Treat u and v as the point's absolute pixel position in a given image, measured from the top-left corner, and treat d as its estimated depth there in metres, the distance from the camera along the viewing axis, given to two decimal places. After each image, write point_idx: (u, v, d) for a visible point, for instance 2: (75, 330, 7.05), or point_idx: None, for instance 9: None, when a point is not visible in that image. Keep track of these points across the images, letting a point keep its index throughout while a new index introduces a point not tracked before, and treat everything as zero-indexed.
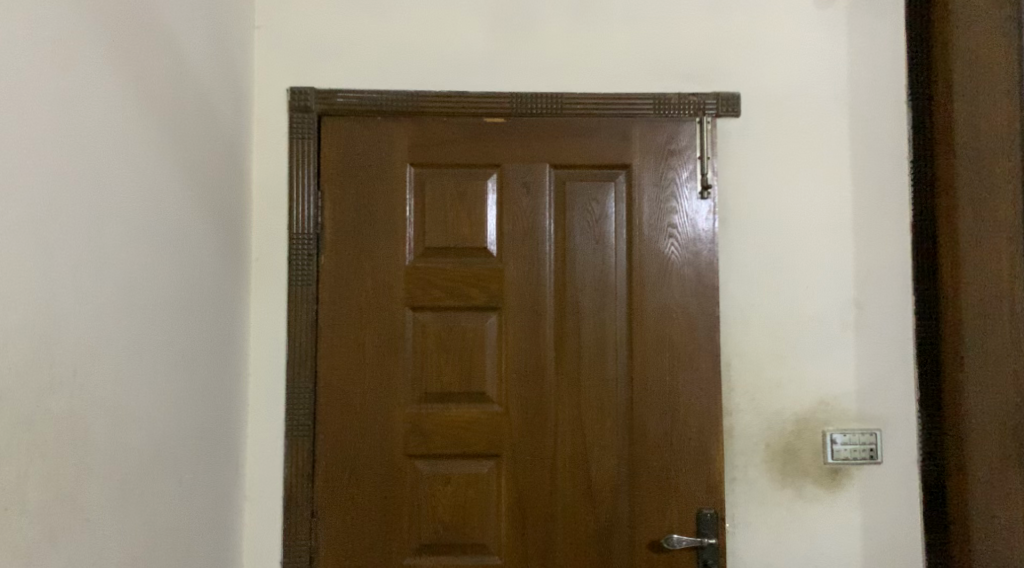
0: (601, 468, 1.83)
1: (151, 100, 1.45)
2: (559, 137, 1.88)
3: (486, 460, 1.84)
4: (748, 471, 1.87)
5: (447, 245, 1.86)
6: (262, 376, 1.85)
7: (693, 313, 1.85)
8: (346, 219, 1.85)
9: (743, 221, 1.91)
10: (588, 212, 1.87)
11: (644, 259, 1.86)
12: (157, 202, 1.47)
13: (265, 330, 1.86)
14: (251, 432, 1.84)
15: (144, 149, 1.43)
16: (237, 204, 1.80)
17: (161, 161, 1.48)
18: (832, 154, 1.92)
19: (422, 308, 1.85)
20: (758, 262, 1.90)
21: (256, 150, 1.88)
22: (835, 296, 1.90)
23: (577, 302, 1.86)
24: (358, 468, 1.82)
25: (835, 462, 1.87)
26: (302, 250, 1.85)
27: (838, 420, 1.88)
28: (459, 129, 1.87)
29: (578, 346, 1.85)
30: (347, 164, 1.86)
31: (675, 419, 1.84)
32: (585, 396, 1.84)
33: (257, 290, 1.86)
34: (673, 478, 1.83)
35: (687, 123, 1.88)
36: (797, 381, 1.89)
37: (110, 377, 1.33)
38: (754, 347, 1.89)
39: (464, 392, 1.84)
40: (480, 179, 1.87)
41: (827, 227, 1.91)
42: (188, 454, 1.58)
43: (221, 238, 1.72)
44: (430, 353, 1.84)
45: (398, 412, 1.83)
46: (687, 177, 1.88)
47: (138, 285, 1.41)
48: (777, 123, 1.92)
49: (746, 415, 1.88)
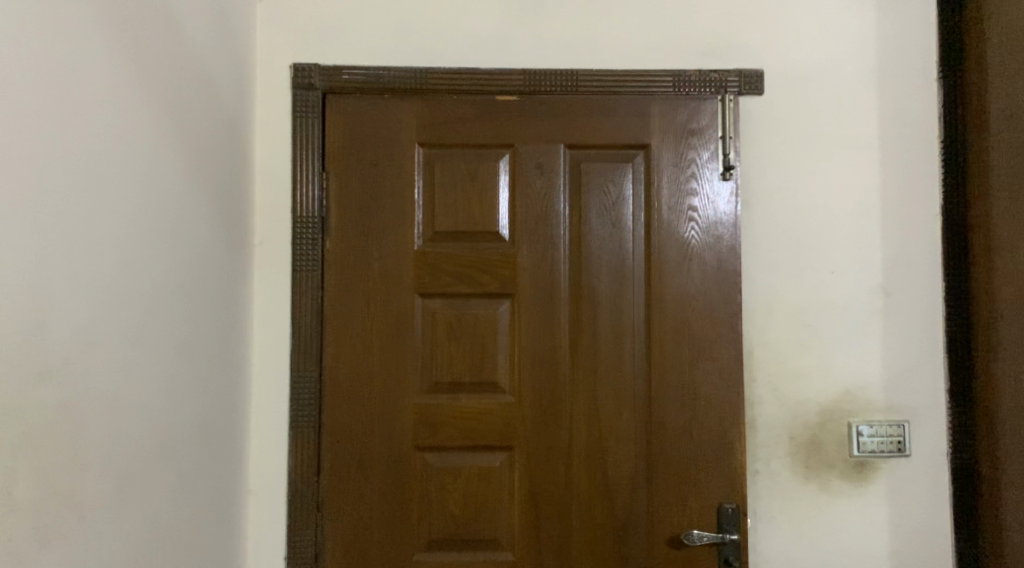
0: (618, 461, 1.77)
1: (148, 76, 1.37)
2: (575, 117, 1.80)
3: (498, 453, 1.77)
4: (771, 463, 1.80)
5: (457, 229, 1.78)
6: (265, 365, 1.78)
7: (713, 299, 1.78)
8: (353, 202, 1.78)
9: (766, 204, 1.83)
10: (605, 194, 1.80)
11: (663, 245, 1.78)
12: (155, 183, 1.40)
13: (269, 318, 1.79)
14: (254, 422, 1.77)
15: (141, 128, 1.36)
16: (239, 186, 1.73)
17: (158, 141, 1.40)
18: (860, 134, 1.84)
19: (431, 294, 1.78)
20: (781, 247, 1.82)
21: (259, 130, 1.80)
22: (861, 282, 1.82)
23: (593, 289, 1.78)
24: (365, 461, 1.75)
25: (861, 455, 1.79)
26: (307, 234, 1.78)
27: (864, 410, 1.81)
28: (470, 107, 1.79)
29: (594, 335, 1.78)
30: (354, 145, 1.78)
31: (695, 412, 1.77)
32: (602, 386, 1.77)
33: (260, 277, 1.79)
34: (693, 471, 1.76)
35: (708, 101, 1.80)
36: (821, 372, 1.81)
37: (104, 367, 1.26)
38: (777, 336, 1.81)
39: (475, 382, 1.77)
40: (492, 160, 1.79)
41: (854, 210, 1.83)
42: (189, 446, 1.51)
43: (223, 222, 1.65)
44: (440, 341, 1.77)
45: (408, 403, 1.76)
46: (708, 158, 1.80)
47: (135, 270, 1.34)
48: (803, 101, 1.84)
49: (769, 407, 1.81)
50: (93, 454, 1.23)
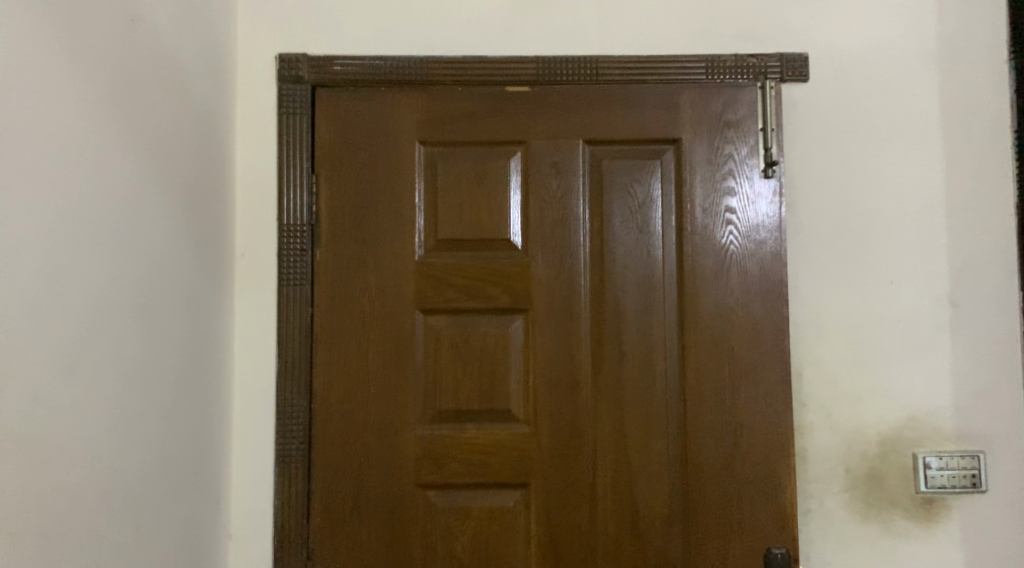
0: (649, 500, 1.55)
1: (91, 60, 1.18)
2: (596, 109, 1.60)
3: (512, 491, 1.56)
4: (825, 501, 1.57)
5: (463, 237, 1.58)
6: (248, 393, 1.58)
7: (755, 314, 1.56)
8: (346, 208, 1.58)
9: (814, 204, 1.61)
10: (630, 196, 1.59)
11: (697, 252, 1.57)
12: (102, 185, 1.20)
13: (251, 340, 1.59)
14: (235, 458, 1.57)
15: (83, 118, 1.16)
16: (216, 192, 1.53)
17: (102, 138, 1.20)
18: (920, 125, 1.61)
19: (434, 311, 1.57)
20: (833, 254, 1.60)
21: (240, 129, 1.61)
22: (925, 292, 1.59)
23: (618, 304, 1.57)
24: (361, 500, 1.54)
25: (929, 492, 1.56)
26: (295, 244, 1.58)
27: (931, 440, 1.57)
28: (476, 100, 1.60)
29: (619, 356, 1.56)
30: (348, 143, 1.58)
31: (736, 443, 1.55)
32: (629, 413, 1.56)
33: (243, 292, 1.59)
34: (735, 511, 1.54)
35: (746, 89, 1.59)
36: (880, 395, 1.58)
37: (24, 402, 1.05)
38: (828, 355, 1.59)
39: (486, 410, 1.56)
40: (501, 159, 1.59)
41: (915, 211, 1.60)
42: (151, 488, 1.31)
43: (195, 232, 1.46)
44: (445, 363, 1.56)
45: (408, 435, 1.55)
46: (747, 153, 1.59)
47: (70, 286, 1.14)
48: (853, 88, 1.62)
49: (821, 436, 1.58)
50: (9, 508, 1.03)
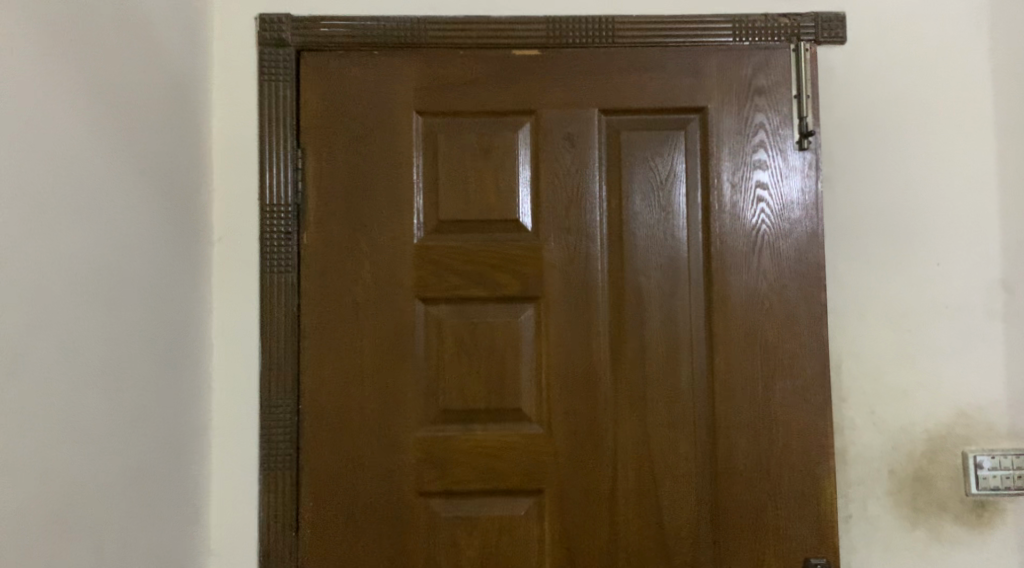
0: (676, 507, 1.40)
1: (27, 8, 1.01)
2: (613, 74, 1.44)
3: (524, 499, 1.40)
4: (868, 506, 1.43)
5: (467, 217, 1.42)
6: (229, 394, 1.41)
7: (791, 300, 1.41)
8: (336, 186, 1.42)
9: (853, 180, 1.46)
10: (652, 171, 1.43)
11: (726, 233, 1.42)
12: (45, 155, 1.04)
13: (231, 335, 1.42)
14: (214, 465, 1.40)
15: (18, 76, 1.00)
16: (190, 168, 1.36)
17: (48, 102, 1.04)
18: (970, 91, 1.46)
19: (436, 300, 1.41)
20: (874, 234, 1.45)
21: (217, 98, 1.44)
22: (976, 275, 1.45)
23: (639, 291, 1.42)
24: (356, 512, 1.39)
25: (981, 494, 1.42)
26: (279, 226, 1.42)
27: (983, 436, 1.43)
28: (479, 64, 1.44)
29: (642, 348, 1.41)
30: (337, 114, 1.42)
31: (771, 444, 1.40)
32: (653, 412, 1.41)
33: (220, 281, 1.42)
34: (770, 518, 1.40)
35: (778, 52, 1.44)
36: (928, 389, 1.44)
37: None
38: (870, 345, 1.44)
39: (494, 410, 1.41)
40: (509, 131, 1.43)
41: (964, 186, 1.45)
42: (117, 503, 1.15)
43: (165, 211, 1.29)
44: (449, 358, 1.41)
45: (408, 438, 1.40)
46: (779, 123, 1.43)
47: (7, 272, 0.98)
48: (894, 51, 1.47)
49: (863, 434, 1.44)
50: None
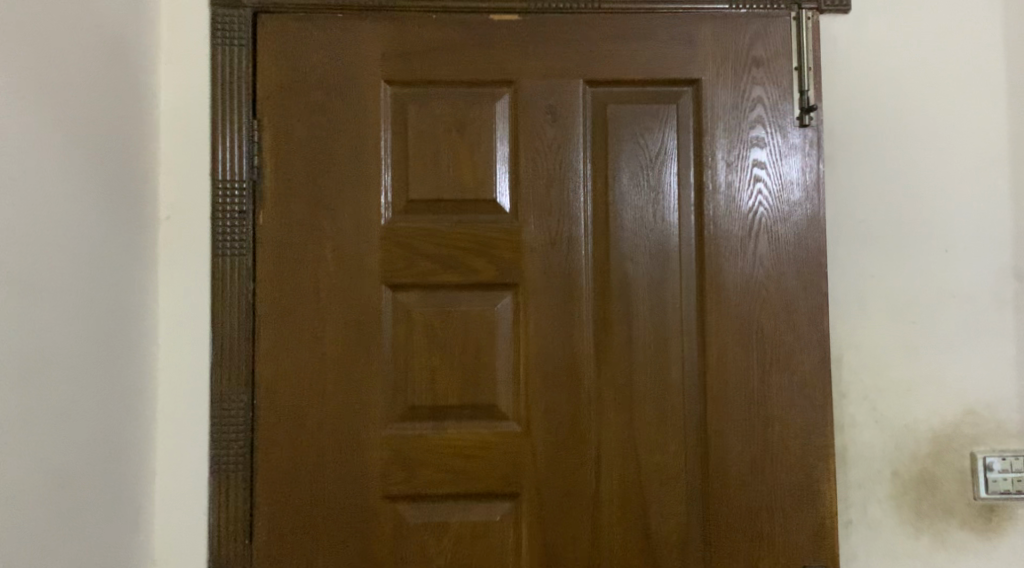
0: (664, 511, 1.29)
1: None
2: (599, 42, 1.32)
3: (499, 503, 1.29)
4: (869, 509, 1.33)
5: (439, 197, 1.30)
6: (176, 388, 1.28)
7: (789, 288, 1.31)
8: (296, 162, 1.29)
9: (856, 160, 1.36)
10: (641, 148, 1.32)
11: (720, 216, 1.31)
12: None
13: (179, 323, 1.29)
14: (159, 465, 1.28)
15: None
16: (131, 140, 1.24)
17: None
18: (980, 66, 1.36)
19: (405, 287, 1.30)
20: (878, 218, 1.35)
21: (164, 63, 1.31)
22: (987, 262, 1.35)
23: (626, 277, 1.31)
24: (316, 517, 1.27)
25: (990, 498, 1.32)
26: (232, 205, 1.29)
27: (992, 436, 1.34)
28: (454, 30, 1.32)
29: (629, 340, 1.30)
30: (296, 81, 1.30)
31: (766, 443, 1.30)
32: (640, 409, 1.30)
33: (167, 263, 1.29)
34: (765, 523, 1.29)
35: (778, 21, 1.33)
36: (933, 386, 1.34)
37: None
38: (873, 338, 1.34)
39: (467, 407, 1.29)
40: (485, 103, 1.31)
41: (974, 168, 1.35)
42: (34, 510, 1.03)
43: (101, 184, 1.17)
44: (418, 350, 1.29)
45: (373, 437, 1.28)
46: (778, 97, 1.33)
47: None
48: (901, 21, 1.36)
49: (865, 433, 1.34)
50: None
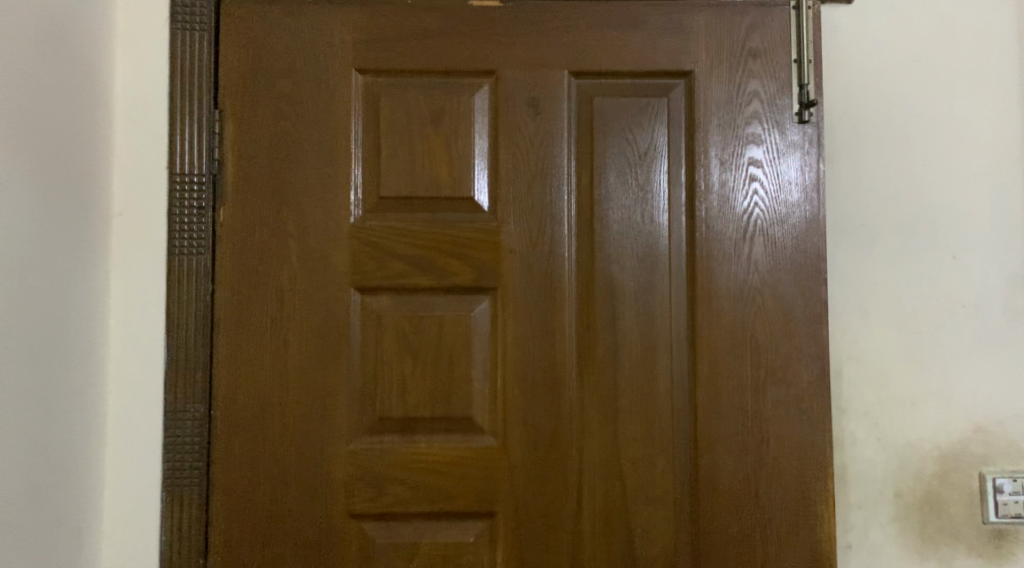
0: (649, 534, 1.20)
1: None
2: (585, 31, 1.24)
3: (473, 523, 1.20)
4: (870, 532, 1.24)
5: (412, 194, 1.22)
6: (128, 395, 1.20)
7: (786, 296, 1.22)
8: (260, 156, 1.21)
9: (858, 159, 1.27)
10: (629, 144, 1.23)
11: (713, 217, 1.23)
12: None
13: (131, 326, 1.20)
14: (108, 478, 1.19)
15: None
16: (81, 129, 1.15)
17: None
18: (991, 61, 1.28)
19: (375, 291, 1.21)
20: (882, 222, 1.27)
21: (120, 49, 1.23)
22: (997, 269, 1.26)
23: (611, 282, 1.22)
24: (275, 536, 1.18)
25: (999, 522, 1.24)
26: (191, 202, 1.21)
27: (1002, 455, 1.25)
28: (431, 17, 1.23)
29: (614, 349, 1.22)
30: (261, 70, 1.21)
31: (760, 461, 1.21)
32: (625, 423, 1.21)
33: (120, 262, 1.21)
34: (758, 548, 1.20)
35: (777, 10, 1.25)
36: (940, 401, 1.25)
37: None
38: (875, 350, 1.25)
39: (441, 419, 1.21)
40: (462, 94, 1.23)
41: (984, 170, 1.27)
42: None
43: (46, 175, 1.08)
44: (388, 358, 1.20)
45: (339, 450, 1.19)
46: (776, 92, 1.24)
47: None
48: (907, 14, 1.28)
49: (866, 451, 1.25)
50: None
